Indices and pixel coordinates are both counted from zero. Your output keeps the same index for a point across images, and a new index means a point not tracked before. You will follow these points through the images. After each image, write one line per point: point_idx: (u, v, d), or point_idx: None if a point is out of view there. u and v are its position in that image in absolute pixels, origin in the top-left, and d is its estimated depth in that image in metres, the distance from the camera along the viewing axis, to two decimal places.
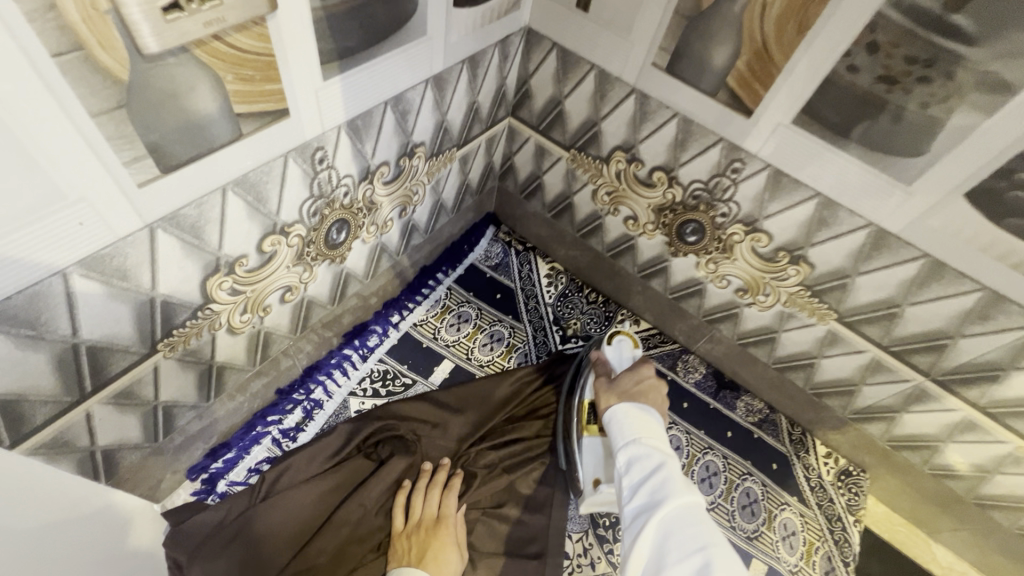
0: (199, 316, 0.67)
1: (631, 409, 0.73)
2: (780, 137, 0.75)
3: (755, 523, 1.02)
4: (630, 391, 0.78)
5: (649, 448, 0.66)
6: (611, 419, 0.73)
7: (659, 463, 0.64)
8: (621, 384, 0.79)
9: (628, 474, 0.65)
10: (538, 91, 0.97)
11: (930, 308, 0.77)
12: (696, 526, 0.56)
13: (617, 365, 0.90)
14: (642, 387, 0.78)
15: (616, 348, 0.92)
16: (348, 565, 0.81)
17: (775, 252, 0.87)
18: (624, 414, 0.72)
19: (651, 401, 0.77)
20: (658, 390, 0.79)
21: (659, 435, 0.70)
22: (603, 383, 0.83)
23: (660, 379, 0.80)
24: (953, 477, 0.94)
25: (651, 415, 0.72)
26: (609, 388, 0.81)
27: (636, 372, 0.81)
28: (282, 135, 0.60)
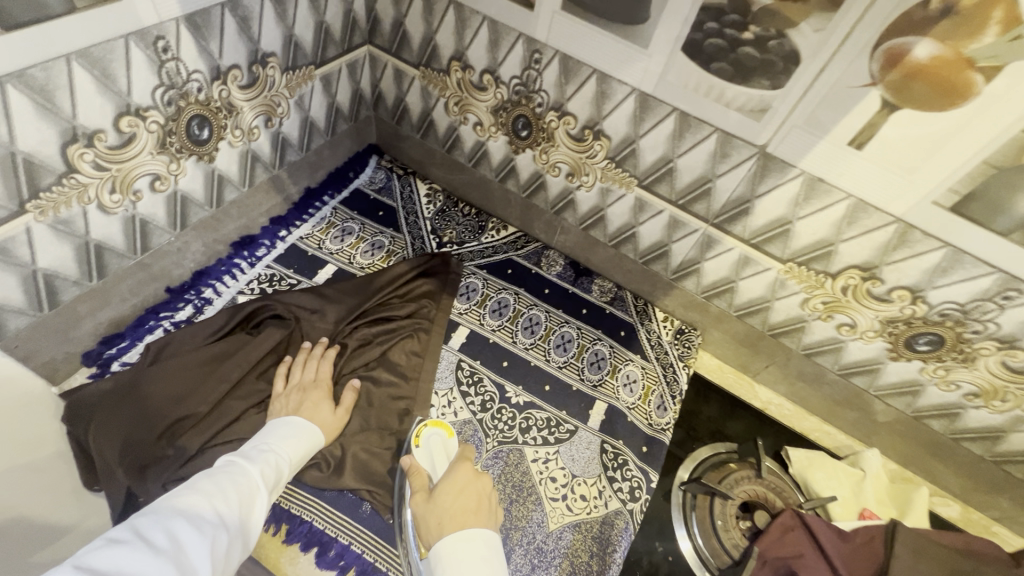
0: (65, 184, 0.79)
1: (457, 544, 0.73)
2: (556, 23, 0.93)
3: (600, 373, 1.19)
4: (452, 514, 0.78)
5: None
6: (440, 558, 0.72)
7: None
8: (444, 506, 0.79)
9: None
10: (384, 16, 1.13)
11: (691, 157, 0.96)
12: None
13: (430, 468, 0.94)
14: (464, 503, 0.79)
15: (426, 449, 0.97)
16: (228, 416, 0.94)
17: (582, 131, 1.06)
18: (450, 561, 0.72)
19: (478, 511, 0.78)
20: (479, 499, 0.81)
21: None
22: (424, 504, 0.81)
23: (478, 481, 0.84)
24: (752, 315, 1.15)
25: (478, 546, 0.73)
26: (430, 513, 0.79)
27: (453, 488, 0.82)
28: (118, 17, 0.73)
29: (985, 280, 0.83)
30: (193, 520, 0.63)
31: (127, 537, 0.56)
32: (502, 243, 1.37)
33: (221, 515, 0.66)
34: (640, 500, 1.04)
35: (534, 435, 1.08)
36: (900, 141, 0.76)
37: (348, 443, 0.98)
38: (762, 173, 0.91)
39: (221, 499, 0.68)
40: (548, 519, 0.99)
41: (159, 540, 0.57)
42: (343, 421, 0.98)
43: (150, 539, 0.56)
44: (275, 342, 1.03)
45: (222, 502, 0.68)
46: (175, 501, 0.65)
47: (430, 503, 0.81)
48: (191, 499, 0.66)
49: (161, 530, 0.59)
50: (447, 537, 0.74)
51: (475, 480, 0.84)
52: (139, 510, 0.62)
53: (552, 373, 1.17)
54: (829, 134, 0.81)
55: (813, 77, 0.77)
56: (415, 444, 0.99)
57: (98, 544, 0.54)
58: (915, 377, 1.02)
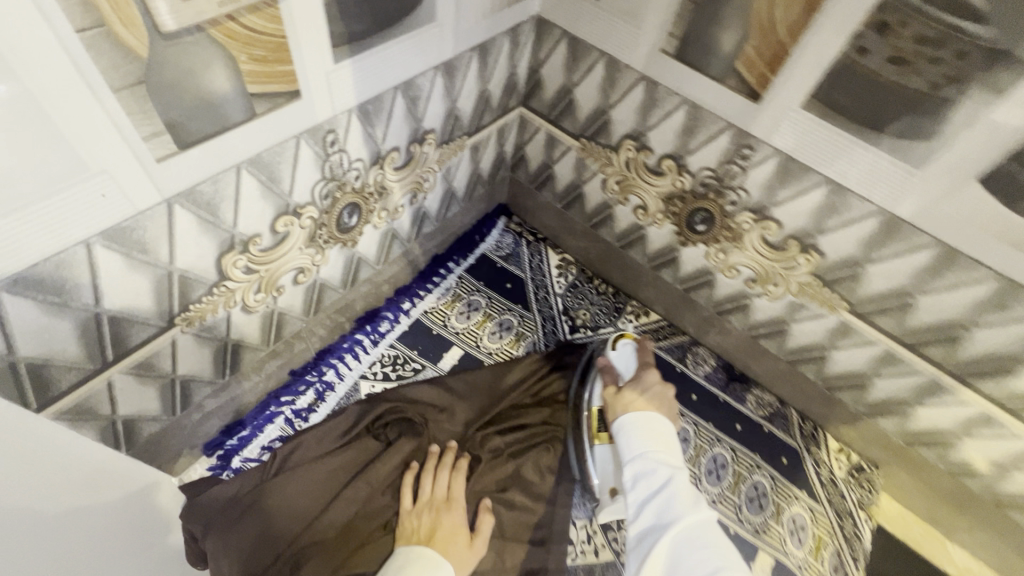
0: (215, 293, 0.70)
1: (638, 417, 0.79)
2: (788, 122, 0.74)
3: (762, 515, 1.00)
4: (639, 402, 0.82)
5: (656, 462, 0.72)
6: (620, 428, 0.78)
7: (668, 477, 0.70)
8: (629, 398, 0.83)
9: (635, 489, 0.71)
10: (549, 80, 0.98)
11: (944, 298, 0.75)
12: (708, 549, 0.63)
13: (623, 371, 0.93)
14: (649, 401, 0.82)
15: (621, 353, 0.96)
16: (352, 543, 0.82)
17: (785, 240, 0.87)
18: (632, 428, 0.77)
19: (661, 409, 0.82)
20: (663, 399, 0.84)
21: (663, 445, 0.75)
22: (613, 396, 0.86)
23: (664, 388, 0.86)
24: (970, 475, 0.92)
25: (655, 423, 0.78)
26: (616, 403, 0.84)
27: (639, 385, 0.85)
28: (294, 117, 0.62)
29: None
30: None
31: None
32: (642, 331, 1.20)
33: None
34: None
35: None
36: None
37: None
38: None
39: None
40: None
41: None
42: (479, 553, 0.84)
43: None
44: (407, 454, 0.92)
45: None
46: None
47: (618, 396, 0.84)
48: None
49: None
50: (631, 415, 0.79)
51: (663, 386, 0.86)
52: None
53: None
54: None
55: None
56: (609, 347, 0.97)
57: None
58: None
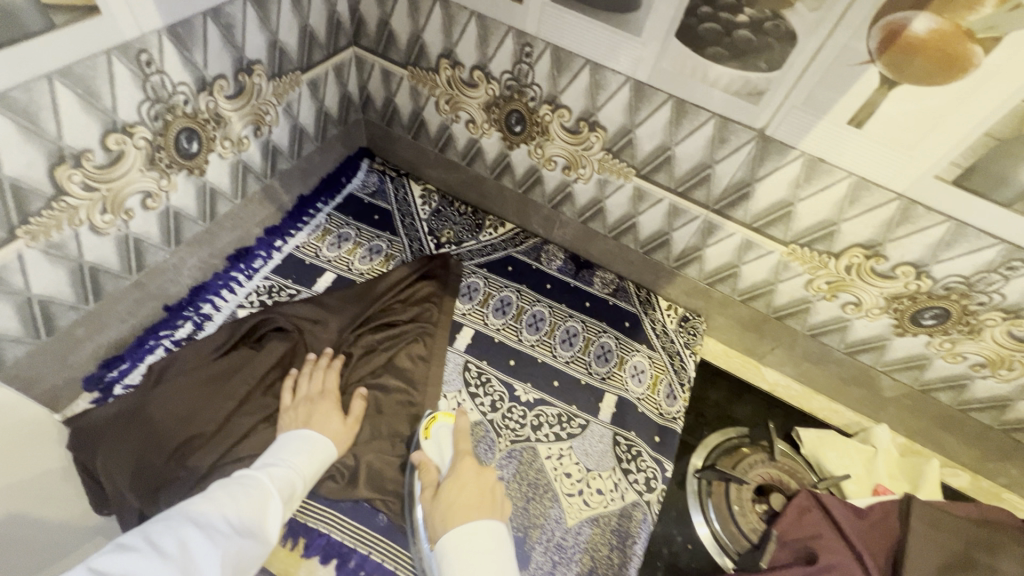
0: (55, 208, 0.77)
1: (458, 536, 0.75)
2: (547, 16, 0.91)
3: (608, 366, 1.18)
4: (459, 508, 0.79)
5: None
6: (446, 557, 0.74)
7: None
8: (448, 501, 0.81)
9: None
10: (368, 16, 1.11)
11: (690, 143, 0.95)
12: None
13: (439, 459, 0.93)
14: (470, 497, 0.81)
15: (435, 441, 0.95)
16: (237, 433, 0.93)
17: (577, 123, 1.04)
18: (456, 553, 0.74)
19: (482, 500, 0.81)
20: (485, 491, 0.83)
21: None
22: (432, 502, 0.83)
23: (483, 475, 0.85)
24: (756, 298, 1.15)
25: (478, 535, 0.75)
26: (438, 510, 0.81)
27: (458, 481, 0.84)
28: (100, 33, 0.71)
29: (990, 252, 0.83)
30: (204, 529, 0.64)
31: (138, 543, 0.59)
32: (501, 240, 1.35)
33: (235, 526, 0.67)
34: (656, 491, 1.03)
35: (546, 432, 1.08)
36: (901, 116, 0.76)
37: (361, 452, 0.97)
38: (761, 157, 0.91)
39: (232, 509, 0.68)
40: (566, 513, 0.99)
41: (165, 545, 0.60)
42: (354, 430, 0.97)
43: (158, 544, 0.60)
44: (279, 356, 1.02)
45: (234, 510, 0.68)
46: (191, 509, 0.67)
47: (438, 497, 0.82)
48: (207, 507, 0.67)
49: (172, 537, 0.61)
50: (453, 531, 0.76)
51: (482, 473, 0.86)
52: (153, 518, 0.65)
53: (560, 368, 1.17)
54: (828, 113, 0.80)
55: (811, 57, 0.76)
56: (424, 436, 0.97)
57: (108, 549, 0.58)
58: (921, 351, 1.03)
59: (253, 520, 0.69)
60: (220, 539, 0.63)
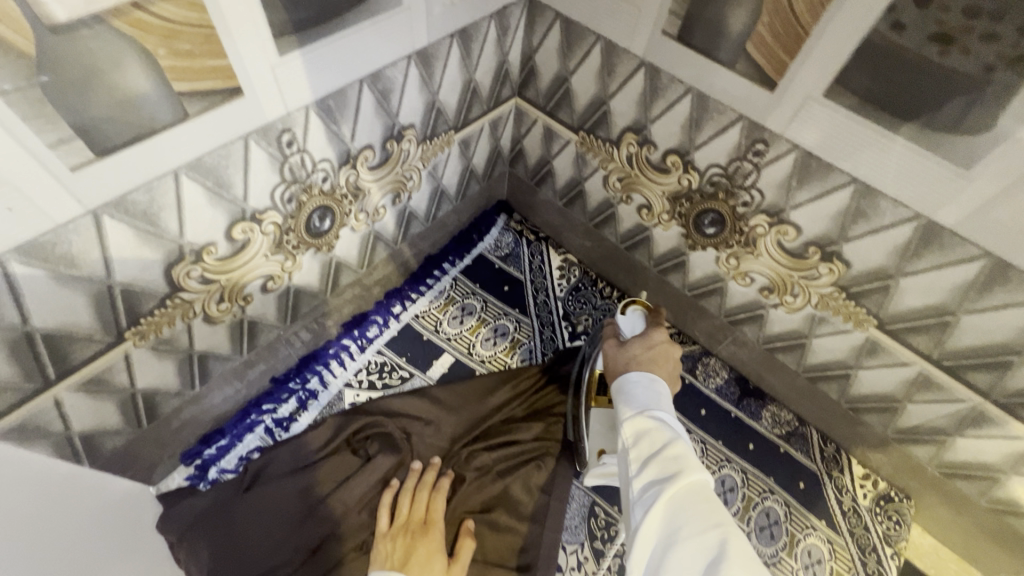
0: (168, 305, 0.65)
1: (638, 382, 0.66)
2: (809, 114, 0.64)
3: (774, 546, 0.92)
4: (638, 359, 0.70)
5: (656, 418, 0.61)
6: (619, 386, 0.68)
7: (672, 433, 0.59)
8: (627, 355, 0.71)
9: (635, 446, 0.60)
10: (544, 68, 0.89)
11: (991, 318, 0.64)
12: (712, 511, 0.51)
13: (628, 329, 0.80)
14: (650, 360, 0.70)
15: (630, 317, 0.81)
16: (325, 564, 0.79)
17: (804, 247, 0.76)
18: (632, 387, 0.66)
19: (662, 373, 0.69)
20: (670, 359, 0.71)
21: (667, 407, 0.64)
22: (611, 349, 0.75)
23: (672, 348, 0.72)
24: (1016, 514, 0.81)
25: (657, 388, 0.65)
26: (617, 355, 0.73)
27: (644, 342, 0.73)
28: (238, 116, 0.56)
29: None
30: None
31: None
32: None
33: None
34: None
35: None
36: None
37: None
38: None
39: None
40: None
41: None
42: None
43: None
44: (386, 471, 0.87)
45: None
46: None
47: (618, 348, 0.74)
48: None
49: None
50: (629, 373, 0.68)
51: (671, 344, 0.73)
52: None
53: None
54: None
55: None
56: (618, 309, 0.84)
57: None
58: None
59: None
60: None
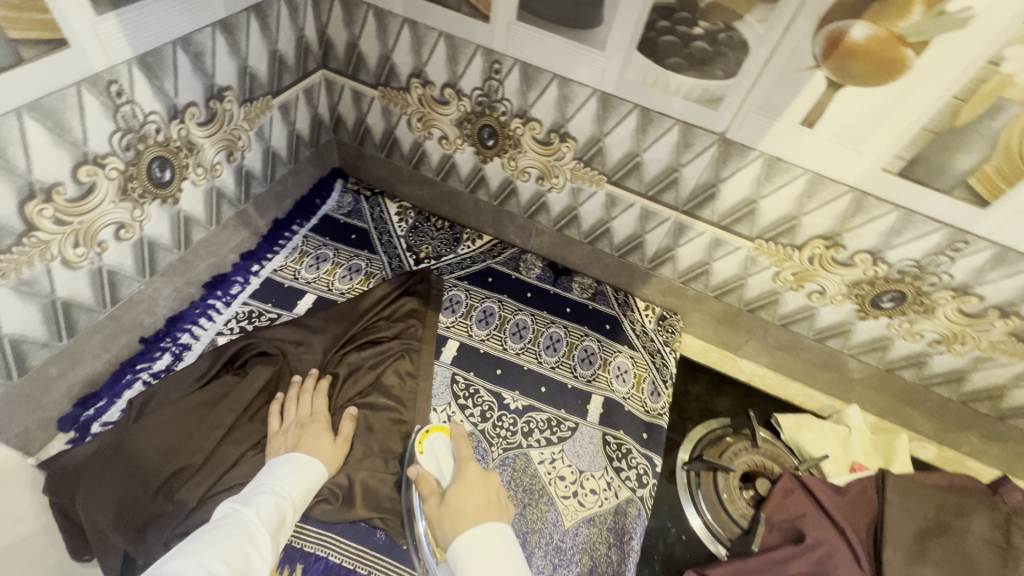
0: (26, 244, 0.75)
1: (472, 537, 0.73)
2: (514, 34, 0.95)
3: (593, 368, 1.21)
4: (465, 510, 0.79)
5: None
6: (457, 557, 0.72)
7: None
8: (454, 507, 0.79)
9: None
10: (337, 39, 1.12)
11: (656, 149, 1.00)
12: None
13: (438, 475, 0.92)
14: (475, 501, 0.80)
15: (430, 454, 0.96)
16: (226, 460, 0.91)
17: (548, 135, 1.08)
18: (469, 558, 0.71)
19: (491, 510, 0.79)
20: (490, 497, 0.82)
21: (507, 565, 0.71)
22: (437, 509, 0.81)
23: (485, 480, 0.86)
24: (727, 293, 1.20)
25: (489, 539, 0.73)
26: (445, 517, 0.79)
27: (463, 487, 0.83)
28: (67, 65, 0.70)
29: (938, 236, 0.89)
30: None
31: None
32: (479, 252, 1.37)
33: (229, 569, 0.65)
34: (647, 485, 1.06)
35: (537, 437, 1.09)
36: (849, 115, 0.82)
37: (354, 470, 0.96)
38: (724, 157, 0.96)
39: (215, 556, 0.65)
40: (562, 516, 1.00)
41: None
42: (343, 451, 0.96)
43: None
44: (267, 381, 1.01)
45: (219, 556, 0.66)
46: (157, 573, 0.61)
47: (443, 504, 0.81)
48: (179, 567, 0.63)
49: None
50: (463, 533, 0.74)
51: (484, 479, 0.86)
52: None
53: (546, 374, 1.19)
54: (782, 115, 0.86)
55: (764, 64, 0.82)
56: (418, 451, 0.96)
57: None
58: (884, 333, 1.09)
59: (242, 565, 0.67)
60: None
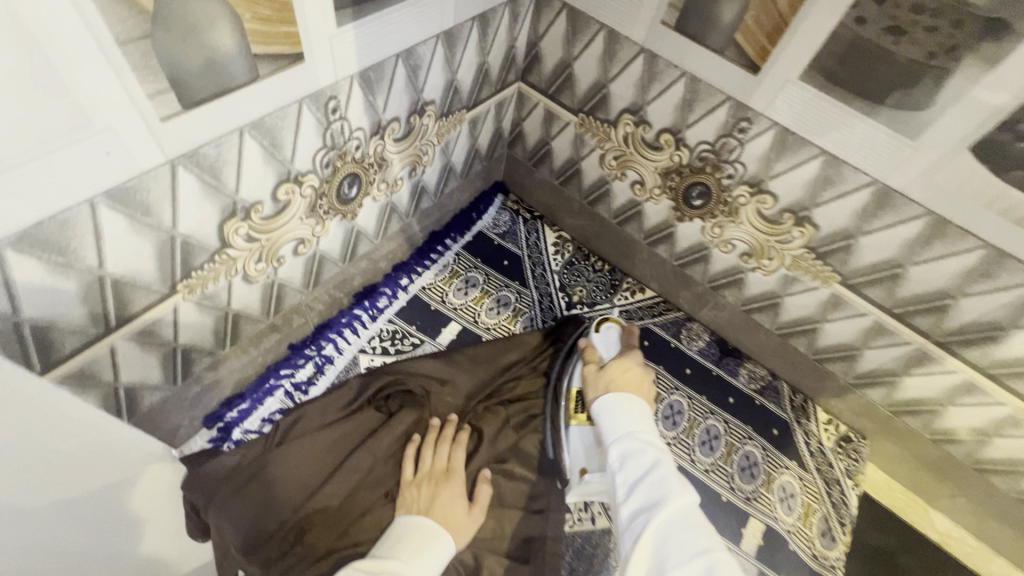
0: (217, 261, 0.70)
1: (619, 399, 0.78)
2: (786, 94, 0.75)
3: (754, 484, 1.03)
4: (618, 382, 0.83)
5: (642, 443, 0.70)
6: (603, 407, 0.78)
7: (660, 465, 0.66)
8: (608, 377, 0.84)
9: (623, 471, 0.68)
10: (548, 54, 0.98)
11: (933, 267, 0.78)
12: (694, 535, 0.58)
13: (604, 352, 0.96)
14: (629, 379, 0.84)
15: (603, 336, 1.00)
16: (356, 510, 0.85)
17: (779, 214, 0.88)
18: (613, 407, 0.77)
19: (640, 392, 0.82)
20: (643, 381, 0.85)
21: (648, 428, 0.73)
22: (593, 373, 0.87)
23: (644, 367, 0.87)
24: (952, 442, 0.96)
25: (635, 404, 0.77)
26: (598, 380, 0.85)
27: (622, 364, 0.86)
28: (296, 81, 0.62)
29: None
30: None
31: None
32: (638, 308, 1.21)
33: None
34: None
35: None
36: None
37: (481, 551, 0.87)
38: None
39: None
40: None
41: None
42: (476, 524, 0.85)
43: None
44: (409, 426, 0.93)
45: None
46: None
47: (600, 373, 0.86)
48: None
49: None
50: (610, 393, 0.80)
51: (644, 369, 0.87)
52: None
53: (699, 478, 1.02)
54: None
55: None
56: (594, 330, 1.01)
57: None
58: None
59: None
60: None
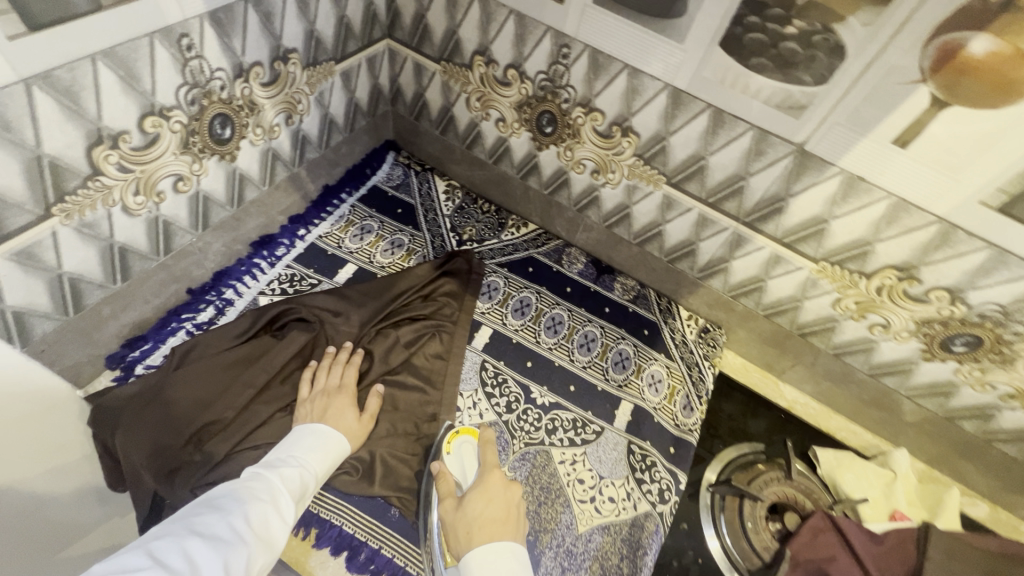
0: (90, 187, 0.77)
1: (484, 552, 0.72)
2: (587, 17, 0.90)
3: (625, 374, 1.17)
4: (480, 523, 0.77)
5: None
6: (469, 569, 0.71)
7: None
8: (472, 514, 0.78)
9: None
10: (404, 8, 1.10)
11: (725, 154, 0.94)
12: None
13: (461, 477, 0.93)
14: (493, 512, 0.79)
15: (457, 456, 0.96)
16: (255, 420, 0.94)
17: (610, 128, 1.03)
18: (478, 575, 0.71)
19: (502, 518, 0.78)
20: (509, 508, 0.80)
21: None
22: (453, 513, 0.80)
23: (503, 487, 0.84)
24: (780, 314, 1.13)
25: (505, 559, 0.72)
26: (460, 522, 0.78)
27: (481, 494, 0.82)
28: (143, 16, 0.71)
29: None
30: (212, 540, 0.61)
31: (147, 562, 0.54)
32: (522, 240, 1.35)
33: (248, 531, 0.65)
34: (669, 502, 1.03)
35: (561, 436, 1.07)
36: (950, 137, 0.73)
37: (375, 446, 0.97)
38: (798, 170, 0.89)
39: (237, 516, 0.65)
40: (576, 520, 0.98)
41: (175, 563, 0.55)
42: (367, 430, 0.96)
43: (171, 566, 0.54)
44: (301, 346, 1.02)
45: (241, 517, 0.66)
46: (192, 521, 0.63)
47: (460, 511, 0.80)
48: (209, 518, 0.64)
49: (178, 553, 0.56)
50: (474, 548, 0.73)
51: (508, 488, 0.84)
52: (152, 534, 0.59)
53: (577, 373, 1.16)
54: (871, 131, 0.79)
55: (859, 74, 0.75)
56: (445, 451, 0.96)
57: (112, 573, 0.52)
58: (949, 378, 1.01)
59: (272, 530, 0.68)
60: (222, 547, 0.60)
